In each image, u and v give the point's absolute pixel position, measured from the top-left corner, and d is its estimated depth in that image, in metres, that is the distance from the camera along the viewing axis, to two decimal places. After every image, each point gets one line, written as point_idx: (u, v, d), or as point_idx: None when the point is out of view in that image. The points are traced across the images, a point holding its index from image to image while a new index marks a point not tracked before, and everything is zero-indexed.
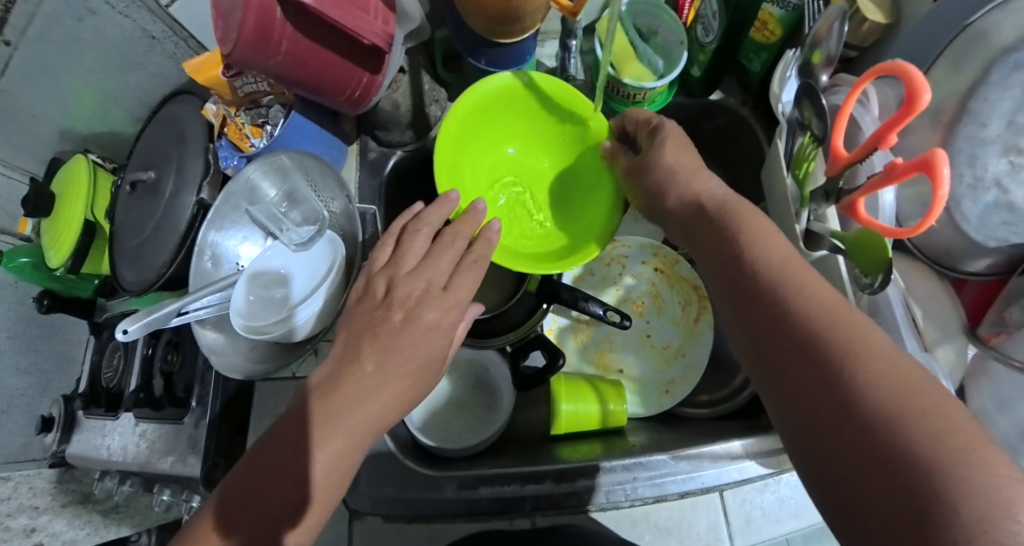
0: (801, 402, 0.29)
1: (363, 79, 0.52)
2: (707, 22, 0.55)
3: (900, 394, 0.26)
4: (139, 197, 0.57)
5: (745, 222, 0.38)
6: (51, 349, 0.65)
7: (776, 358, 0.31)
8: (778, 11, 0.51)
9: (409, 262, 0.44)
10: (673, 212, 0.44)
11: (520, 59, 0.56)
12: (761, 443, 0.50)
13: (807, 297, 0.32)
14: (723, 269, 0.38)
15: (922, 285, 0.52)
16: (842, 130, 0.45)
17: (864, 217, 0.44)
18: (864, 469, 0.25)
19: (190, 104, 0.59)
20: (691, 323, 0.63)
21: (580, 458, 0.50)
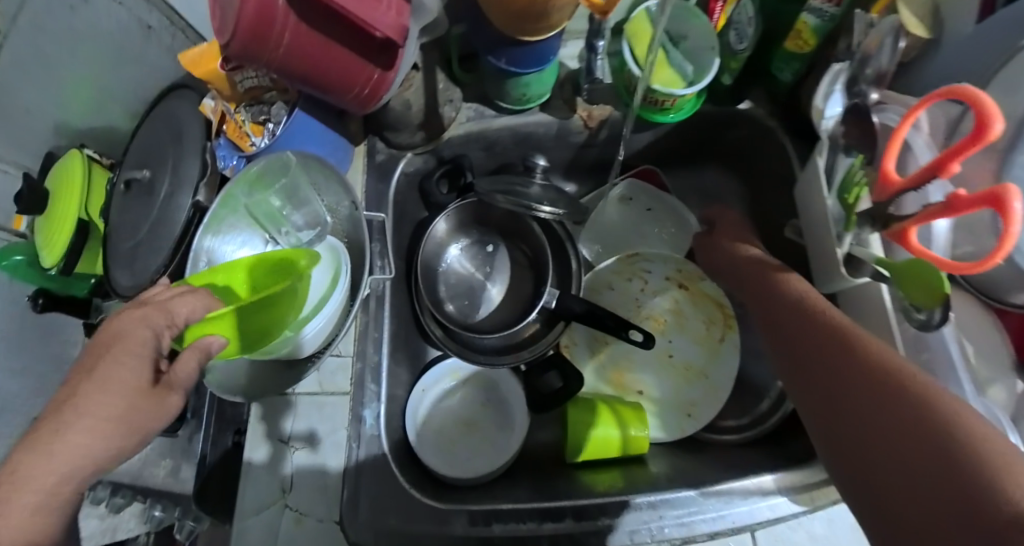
0: (848, 425, 0.29)
1: (372, 75, 0.48)
2: (741, 28, 0.51)
3: (939, 401, 0.26)
4: (134, 196, 0.54)
5: (788, 284, 0.43)
6: (47, 352, 0.62)
7: (804, 364, 0.36)
8: (814, 19, 0.47)
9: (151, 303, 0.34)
10: (724, 270, 0.53)
11: (542, 58, 0.51)
12: (792, 477, 0.46)
13: (855, 336, 0.34)
14: (765, 306, 0.43)
15: (967, 316, 0.47)
16: (894, 154, 0.41)
17: (916, 247, 0.40)
18: (870, 424, 0.28)
19: (188, 99, 0.57)
20: (716, 342, 0.59)
21: (605, 493, 0.48)
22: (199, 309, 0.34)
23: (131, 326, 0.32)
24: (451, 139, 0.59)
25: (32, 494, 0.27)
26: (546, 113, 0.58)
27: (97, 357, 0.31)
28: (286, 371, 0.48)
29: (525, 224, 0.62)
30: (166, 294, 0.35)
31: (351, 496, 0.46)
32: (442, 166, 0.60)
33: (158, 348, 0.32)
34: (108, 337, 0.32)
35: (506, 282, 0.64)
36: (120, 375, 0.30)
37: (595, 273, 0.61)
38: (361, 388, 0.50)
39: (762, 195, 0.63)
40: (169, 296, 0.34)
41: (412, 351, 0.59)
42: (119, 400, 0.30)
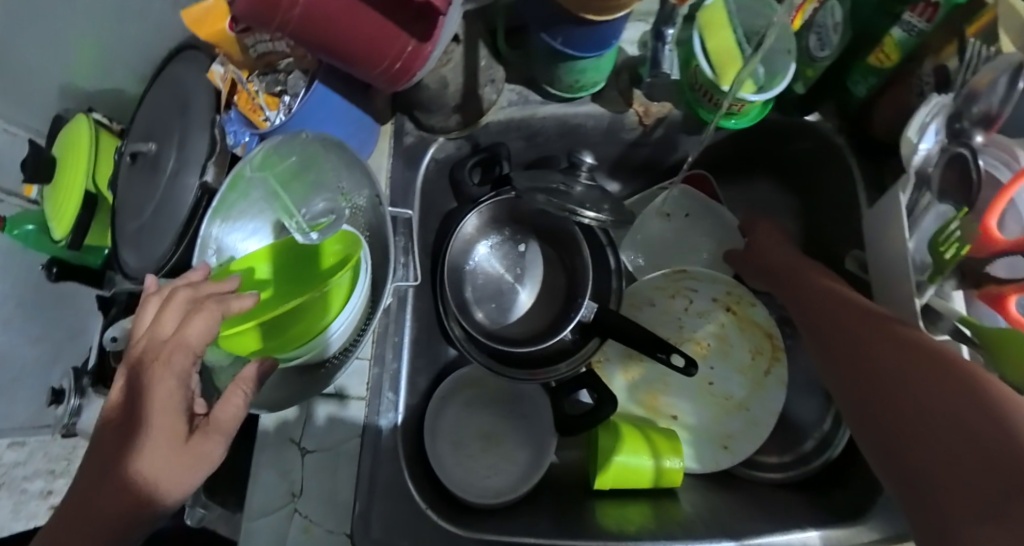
0: (878, 404, 0.32)
1: (406, 46, 0.41)
2: (824, 33, 0.44)
3: (965, 378, 0.28)
4: (141, 170, 0.50)
5: (819, 280, 0.44)
6: (61, 318, 0.63)
7: (831, 352, 0.38)
8: (899, 34, 0.40)
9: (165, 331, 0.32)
10: (749, 260, 0.54)
11: (605, 42, 0.44)
12: (843, 533, 0.43)
13: (883, 325, 0.36)
14: (793, 295, 0.46)
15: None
16: (998, 211, 0.35)
17: (1015, 318, 0.37)
18: (901, 405, 0.30)
19: (198, 64, 0.51)
20: (760, 374, 0.55)
21: (632, 535, 0.44)
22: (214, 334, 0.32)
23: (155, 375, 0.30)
24: (489, 125, 0.53)
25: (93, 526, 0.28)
26: (598, 104, 0.52)
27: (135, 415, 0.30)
28: (303, 379, 0.43)
29: (564, 227, 0.57)
30: (177, 318, 0.32)
31: (364, 511, 0.42)
32: (476, 155, 0.54)
33: (188, 390, 0.31)
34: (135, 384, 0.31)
35: (536, 287, 0.59)
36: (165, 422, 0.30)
37: (636, 286, 0.57)
38: (379, 396, 0.47)
39: (825, 213, 0.56)
40: (182, 322, 0.32)
41: (432, 354, 0.56)
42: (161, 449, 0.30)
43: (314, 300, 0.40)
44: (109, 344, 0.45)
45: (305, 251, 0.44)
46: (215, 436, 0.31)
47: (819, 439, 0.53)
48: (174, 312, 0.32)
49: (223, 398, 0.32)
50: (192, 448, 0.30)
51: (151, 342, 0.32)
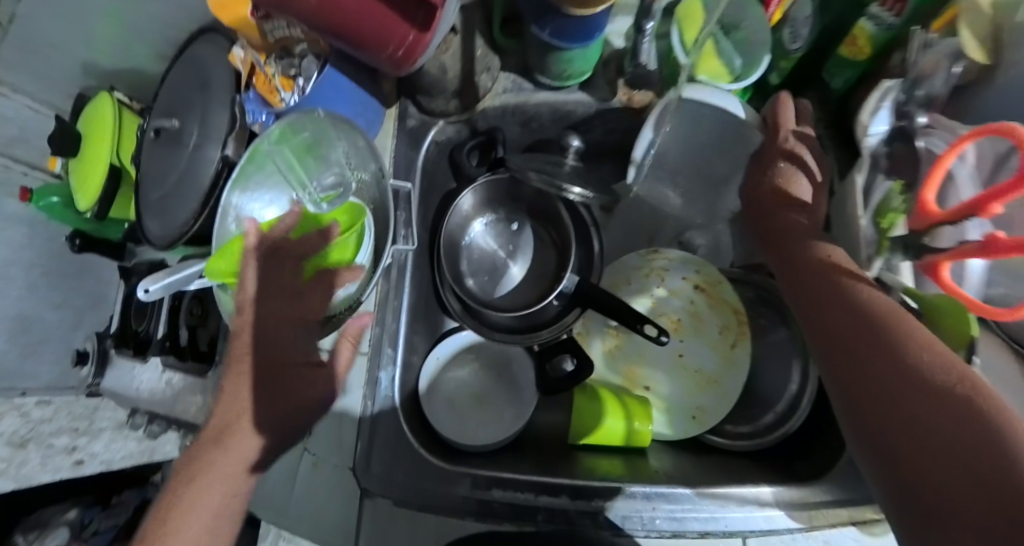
0: (863, 398, 0.33)
1: (409, 35, 0.46)
2: (797, 26, 0.49)
3: (958, 387, 0.29)
4: (163, 143, 0.54)
5: (829, 257, 0.41)
6: (82, 286, 0.67)
7: (832, 338, 0.37)
8: (871, 28, 0.44)
9: (268, 292, 0.48)
10: (749, 210, 0.49)
11: (589, 34, 0.48)
12: (791, 493, 0.49)
13: (878, 314, 0.35)
14: (793, 269, 0.43)
15: (997, 366, 0.45)
16: (936, 183, 0.38)
17: (946, 282, 0.39)
18: (906, 414, 0.30)
19: (215, 44, 0.55)
20: (728, 348, 0.60)
21: (601, 478, 0.50)
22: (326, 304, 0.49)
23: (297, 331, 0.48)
24: (486, 111, 0.57)
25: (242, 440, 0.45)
26: (586, 92, 0.56)
27: (268, 374, 0.47)
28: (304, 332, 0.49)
29: (552, 206, 0.61)
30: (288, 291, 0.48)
31: (365, 451, 0.49)
32: (475, 138, 0.58)
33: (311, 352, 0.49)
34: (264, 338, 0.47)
35: (530, 264, 0.64)
36: (301, 375, 0.48)
37: (615, 266, 0.62)
38: (379, 352, 0.52)
39: None
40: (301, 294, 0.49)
41: (431, 321, 0.61)
42: (288, 398, 0.47)
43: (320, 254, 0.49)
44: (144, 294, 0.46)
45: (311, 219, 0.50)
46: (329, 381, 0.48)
47: (789, 401, 0.56)
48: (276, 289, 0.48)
49: (339, 352, 0.49)
50: (314, 386, 0.47)
51: (272, 310, 0.48)
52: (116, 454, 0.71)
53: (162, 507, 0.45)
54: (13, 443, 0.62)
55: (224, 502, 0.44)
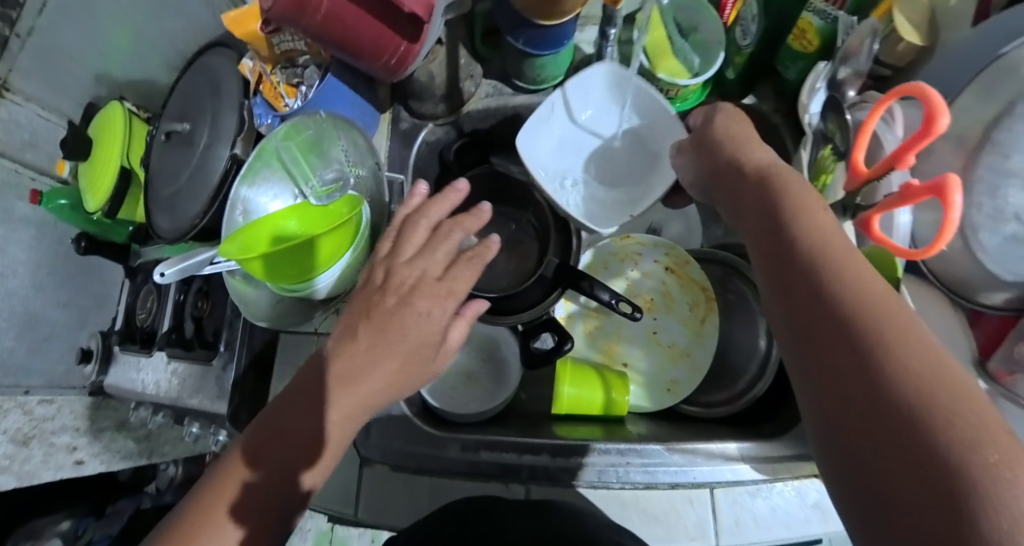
0: (819, 392, 0.26)
1: (401, 46, 0.53)
2: (746, 25, 0.54)
3: (932, 389, 0.23)
4: (174, 145, 0.61)
5: (808, 221, 0.32)
6: (88, 287, 0.70)
7: (800, 329, 0.29)
8: (818, 21, 0.49)
9: (407, 251, 0.49)
10: (726, 174, 0.42)
11: (558, 41, 0.55)
12: (757, 449, 0.53)
13: (843, 281, 0.28)
14: (762, 234, 0.35)
15: (933, 313, 0.50)
16: (863, 144, 0.44)
17: (878, 234, 0.46)
18: (884, 446, 0.22)
19: (226, 56, 0.62)
20: (699, 324, 0.63)
21: (574, 437, 0.56)
22: (469, 281, 0.48)
23: (436, 309, 0.45)
24: (472, 113, 0.63)
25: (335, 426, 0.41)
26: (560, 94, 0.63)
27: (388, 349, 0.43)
28: (301, 307, 0.60)
29: (529, 195, 0.67)
30: (444, 252, 0.49)
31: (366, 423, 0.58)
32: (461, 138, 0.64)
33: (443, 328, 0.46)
34: (387, 311, 0.45)
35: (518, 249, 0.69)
36: (423, 343, 0.44)
37: (593, 252, 0.66)
38: None
39: None
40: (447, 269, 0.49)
41: None
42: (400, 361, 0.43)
43: (324, 236, 0.54)
44: (159, 277, 0.54)
45: (320, 209, 0.56)
46: (445, 358, 0.46)
47: (761, 362, 0.60)
48: (433, 258, 0.48)
49: (455, 326, 0.47)
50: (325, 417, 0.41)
51: (425, 280, 0.47)
52: (115, 454, 0.71)
53: (185, 513, 0.39)
54: (18, 440, 0.61)
55: (268, 506, 0.40)
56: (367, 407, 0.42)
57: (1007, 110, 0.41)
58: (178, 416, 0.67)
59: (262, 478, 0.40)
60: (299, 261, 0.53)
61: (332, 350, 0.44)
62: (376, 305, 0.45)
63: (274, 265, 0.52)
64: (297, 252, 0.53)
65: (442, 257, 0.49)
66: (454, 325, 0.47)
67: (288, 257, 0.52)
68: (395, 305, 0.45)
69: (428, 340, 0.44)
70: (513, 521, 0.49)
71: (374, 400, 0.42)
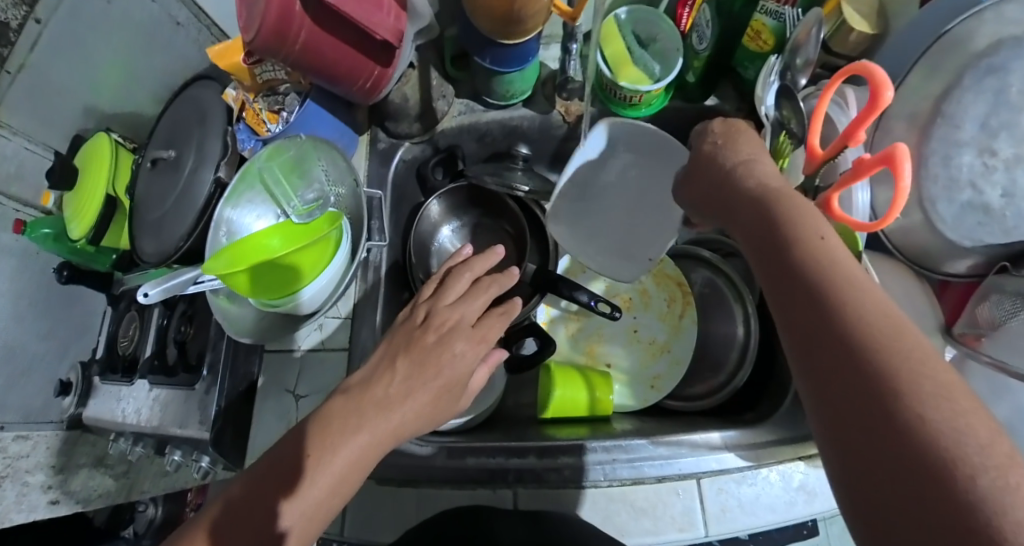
0: (832, 424, 0.24)
1: (375, 70, 0.57)
2: (701, 30, 0.58)
3: (957, 428, 0.21)
4: (161, 172, 0.64)
5: (805, 232, 0.30)
6: (69, 318, 0.70)
7: (807, 353, 0.26)
8: (771, 21, 0.54)
9: (449, 296, 0.54)
10: (716, 183, 0.40)
11: (523, 59, 0.59)
12: (741, 437, 0.53)
13: (855, 301, 0.26)
14: (760, 245, 0.32)
15: (900, 286, 0.54)
16: (818, 128, 0.48)
17: (838, 213, 0.48)
18: (906, 497, 0.20)
19: (212, 88, 0.66)
20: (676, 319, 0.65)
21: (567, 438, 0.56)
22: (496, 331, 0.53)
23: (471, 351, 0.49)
24: (445, 131, 0.67)
25: (338, 464, 0.40)
26: (528, 108, 0.66)
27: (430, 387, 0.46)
28: (285, 324, 0.61)
29: (501, 200, 0.70)
30: (480, 299, 0.54)
31: None
32: (437, 154, 0.67)
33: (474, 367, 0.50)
34: (426, 352, 0.48)
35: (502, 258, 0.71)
36: (456, 376, 0.48)
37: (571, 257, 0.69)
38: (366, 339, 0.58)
39: None
40: (480, 318, 0.53)
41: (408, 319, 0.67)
42: (431, 398, 0.46)
43: (303, 253, 0.54)
44: (142, 297, 0.54)
45: (303, 227, 0.55)
46: (467, 399, 0.50)
47: (741, 349, 0.61)
48: (470, 306, 0.53)
49: (478, 377, 0.51)
50: (315, 474, 0.39)
51: (462, 325, 0.51)
52: (92, 492, 0.68)
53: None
54: None
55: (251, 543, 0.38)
56: (396, 438, 0.44)
57: (953, 85, 0.46)
58: (159, 446, 0.66)
59: (242, 492, 0.40)
60: (279, 276, 0.55)
61: (372, 377, 0.46)
62: (416, 331, 0.50)
63: (257, 278, 0.53)
64: (277, 268, 0.54)
65: (476, 305, 0.53)
66: (478, 371, 0.51)
67: (267, 274, 0.54)
68: (431, 343, 0.49)
69: (455, 378, 0.48)
70: (506, 527, 0.49)
71: (403, 428, 0.44)
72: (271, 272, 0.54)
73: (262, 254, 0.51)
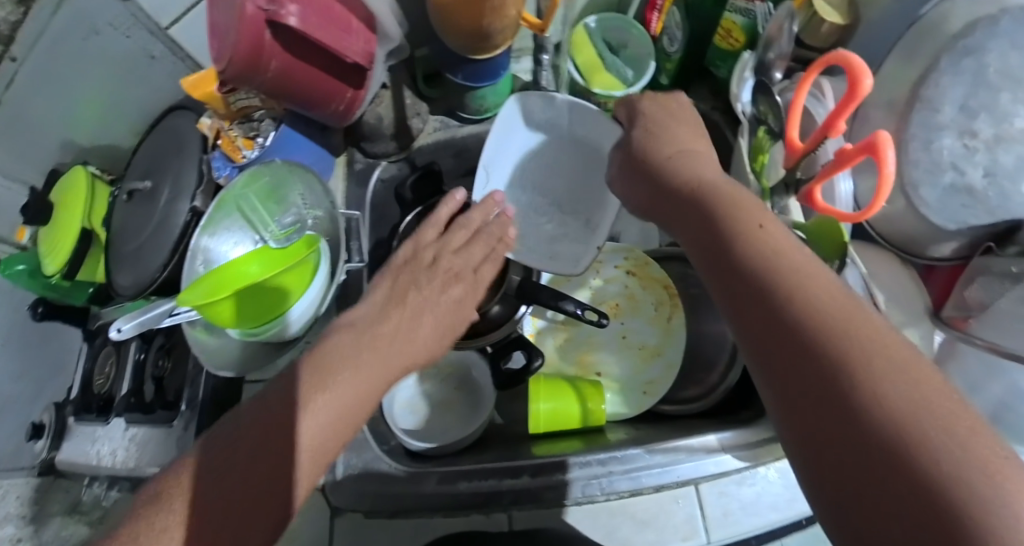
0: (796, 412, 0.25)
1: (347, 93, 0.57)
2: (672, 32, 0.60)
3: (910, 395, 0.23)
4: (137, 203, 0.64)
5: (751, 235, 0.32)
6: (43, 356, 0.68)
7: (764, 346, 0.28)
8: (742, 18, 0.54)
9: (455, 243, 0.56)
10: (668, 190, 0.42)
11: (495, 73, 0.60)
12: (737, 437, 0.50)
13: (803, 287, 0.28)
14: (711, 249, 0.34)
15: (888, 272, 0.52)
16: (796, 122, 0.48)
17: (823, 205, 0.48)
18: (871, 470, 0.21)
19: (188, 118, 0.66)
20: (666, 321, 0.63)
21: (548, 455, 0.53)
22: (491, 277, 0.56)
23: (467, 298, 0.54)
24: (422, 147, 0.67)
25: (337, 407, 0.40)
26: None
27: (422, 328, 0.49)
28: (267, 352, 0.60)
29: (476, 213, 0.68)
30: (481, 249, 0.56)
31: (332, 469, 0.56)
32: (415, 173, 0.65)
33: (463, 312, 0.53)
34: (423, 301, 0.51)
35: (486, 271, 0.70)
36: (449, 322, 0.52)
37: None
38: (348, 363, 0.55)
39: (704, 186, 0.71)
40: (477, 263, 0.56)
41: None
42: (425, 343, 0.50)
43: (281, 277, 0.53)
44: (114, 333, 0.53)
45: (279, 251, 0.55)
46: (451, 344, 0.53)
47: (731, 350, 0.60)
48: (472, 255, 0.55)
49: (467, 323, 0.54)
50: (302, 421, 0.38)
51: (465, 272, 0.55)
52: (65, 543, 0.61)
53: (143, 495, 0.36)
54: None
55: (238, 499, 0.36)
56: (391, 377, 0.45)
57: (930, 68, 0.45)
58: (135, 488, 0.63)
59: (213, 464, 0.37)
60: (259, 303, 0.53)
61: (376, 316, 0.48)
62: (419, 276, 0.53)
63: (236, 308, 0.52)
64: (255, 294, 0.52)
65: (477, 251, 0.56)
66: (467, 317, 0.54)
67: (246, 302, 0.52)
68: (433, 286, 0.52)
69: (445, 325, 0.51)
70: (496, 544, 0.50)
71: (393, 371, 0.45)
72: (249, 299, 0.52)
73: (240, 281, 0.50)
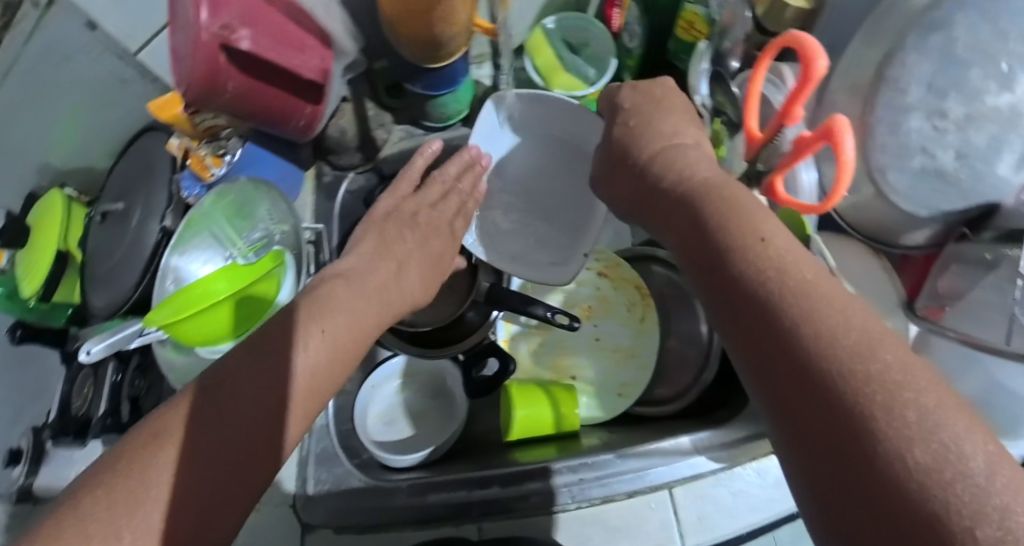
0: (798, 436, 0.21)
1: (306, 109, 0.57)
2: (631, 27, 0.61)
3: (937, 430, 0.18)
4: (110, 224, 0.64)
5: (740, 232, 0.29)
6: (23, 377, 0.66)
7: (762, 359, 0.24)
8: (701, 9, 0.55)
9: (430, 198, 0.57)
10: (654, 189, 0.39)
11: (452, 80, 0.60)
12: (715, 437, 0.48)
13: (805, 300, 0.24)
14: (700, 253, 0.31)
15: (857, 262, 0.51)
16: (754, 111, 0.46)
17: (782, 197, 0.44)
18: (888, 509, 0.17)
19: (159, 139, 0.67)
20: (639, 322, 0.61)
21: (532, 462, 0.51)
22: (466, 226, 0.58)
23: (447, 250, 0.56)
24: (388, 157, 0.67)
25: (323, 350, 0.40)
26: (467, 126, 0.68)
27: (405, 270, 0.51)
28: None
29: None
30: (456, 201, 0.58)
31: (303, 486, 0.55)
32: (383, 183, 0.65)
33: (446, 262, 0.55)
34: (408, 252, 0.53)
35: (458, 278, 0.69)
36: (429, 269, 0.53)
37: None
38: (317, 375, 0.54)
39: None
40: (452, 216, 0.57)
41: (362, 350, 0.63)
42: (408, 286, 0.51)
43: (251, 293, 0.53)
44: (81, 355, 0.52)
45: (246, 267, 0.54)
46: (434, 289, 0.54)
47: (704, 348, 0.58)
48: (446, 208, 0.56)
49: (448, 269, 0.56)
50: (297, 355, 0.38)
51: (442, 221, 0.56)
52: None
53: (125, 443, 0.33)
54: None
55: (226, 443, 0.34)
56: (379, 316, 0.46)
57: (896, 46, 0.42)
58: None
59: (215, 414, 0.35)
60: (227, 320, 0.53)
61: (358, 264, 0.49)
62: (398, 229, 0.54)
63: (205, 327, 0.51)
64: (223, 312, 0.52)
65: (451, 201, 0.57)
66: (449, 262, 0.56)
67: (215, 320, 0.52)
68: (410, 235, 0.54)
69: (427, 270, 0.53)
70: None
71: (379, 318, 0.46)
72: (218, 317, 0.52)
73: (210, 300, 0.50)
